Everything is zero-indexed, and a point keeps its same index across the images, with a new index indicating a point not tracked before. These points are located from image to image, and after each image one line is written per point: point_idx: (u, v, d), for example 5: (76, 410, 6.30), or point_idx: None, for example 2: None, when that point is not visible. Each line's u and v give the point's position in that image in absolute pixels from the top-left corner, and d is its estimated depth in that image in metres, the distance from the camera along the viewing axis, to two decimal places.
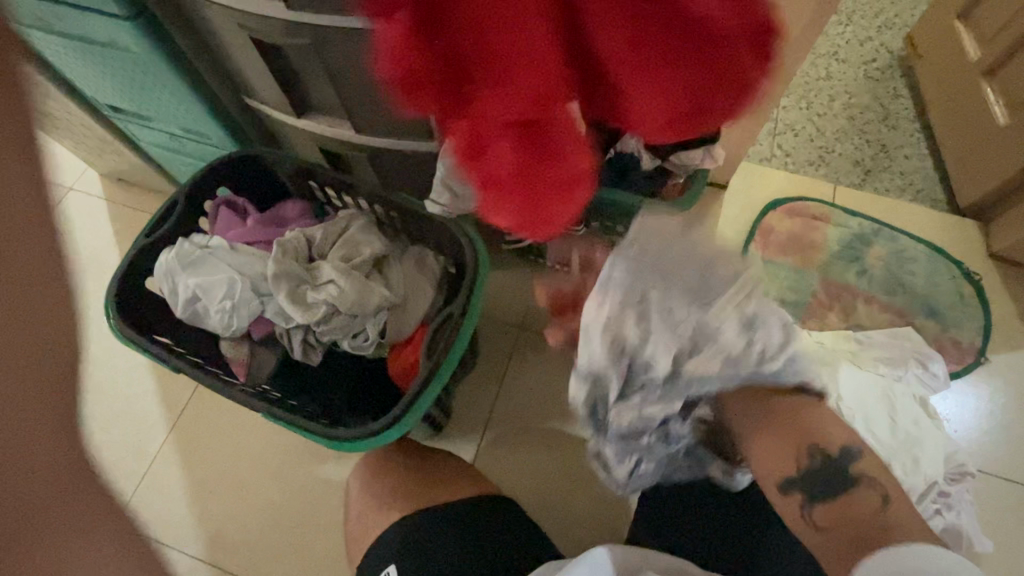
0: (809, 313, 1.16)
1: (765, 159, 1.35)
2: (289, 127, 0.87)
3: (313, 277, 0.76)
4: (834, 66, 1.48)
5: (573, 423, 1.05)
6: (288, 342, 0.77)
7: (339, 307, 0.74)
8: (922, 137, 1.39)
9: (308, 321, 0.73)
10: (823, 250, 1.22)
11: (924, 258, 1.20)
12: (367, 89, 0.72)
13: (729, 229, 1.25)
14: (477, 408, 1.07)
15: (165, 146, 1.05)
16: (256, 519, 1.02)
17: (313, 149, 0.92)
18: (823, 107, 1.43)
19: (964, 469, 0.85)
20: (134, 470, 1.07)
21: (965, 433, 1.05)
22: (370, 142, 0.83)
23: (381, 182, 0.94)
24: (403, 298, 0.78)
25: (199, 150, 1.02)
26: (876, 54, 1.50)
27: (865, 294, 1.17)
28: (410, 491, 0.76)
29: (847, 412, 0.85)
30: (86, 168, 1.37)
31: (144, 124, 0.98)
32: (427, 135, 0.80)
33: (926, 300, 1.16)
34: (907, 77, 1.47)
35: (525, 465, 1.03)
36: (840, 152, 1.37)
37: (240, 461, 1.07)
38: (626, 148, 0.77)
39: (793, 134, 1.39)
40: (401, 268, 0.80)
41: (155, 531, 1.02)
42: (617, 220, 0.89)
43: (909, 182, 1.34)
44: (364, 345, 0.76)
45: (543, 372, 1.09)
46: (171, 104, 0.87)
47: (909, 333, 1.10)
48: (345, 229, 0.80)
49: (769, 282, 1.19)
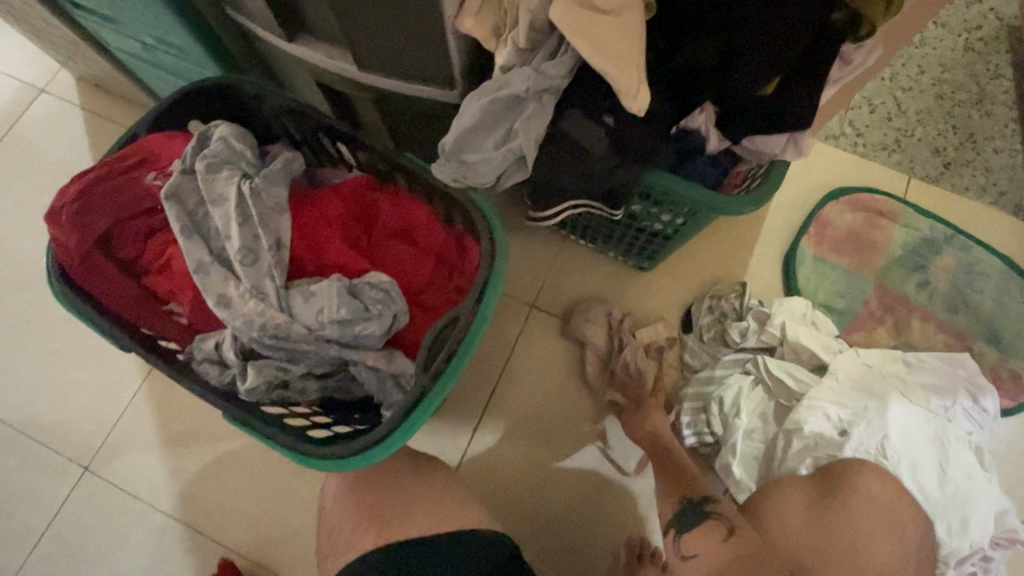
0: (856, 324, 1.03)
1: (831, 138, 1.16)
2: (279, 50, 0.71)
3: (305, 290, 0.56)
4: (931, 31, 1.24)
5: (578, 419, 0.95)
6: (294, 339, 0.56)
7: (321, 331, 0.56)
8: (1017, 128, 1.19)
9: (286, 340, 0.56)
10: (884, 253, 1.07)
11: (996, 275, 1.05)
12: (377, 16, 0.56)
13: (779, 217, 1.09)
14: (475, 389, 0.97)
15: (137, 56, 0.89)
16: (231, 484, 0.96)
17: (307, 79, 0.76)
18: (909, 81, 1.21)
19: (1015, 534, 0.76)
20: (105, 416, 1.00)
21: (1006, 477, 0.95)
22: (374, 83, 0.67)
23: (387, 131, 0.79)
24: (415, 292, 0.64)
25: (175, 65, 0.86)
26: (983, 19, 1.25)
27: (922, 310, 1.04)
28: (393, 515, 0.65)
29: (890, 455, 0.76)
30: (58, 67, 1.21)
31: (110, 27, 0.82)
32: (447, 83, 0.64)
33: (989, 324, 1.03)
34: (1015, 52, 1.23)
35: (519, 459, 0.94)
36: (920, 137, 1.17)
37: (219, 418, 1.00)
38: (693, 125, 0.63)
39: (869, 110, 1.19)
40: (372, 293, 0.58)
41: (126, 481, 0.97)
42: (665, 209, 0.75)
43: (994, 182, 1.15)
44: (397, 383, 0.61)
45: (553, 360, 0.98)
46: (138, 7, 0.70)
47: (964, 359, 0.95)
48: (353, 193, 0.64)
49: (817, 283, 1.05)
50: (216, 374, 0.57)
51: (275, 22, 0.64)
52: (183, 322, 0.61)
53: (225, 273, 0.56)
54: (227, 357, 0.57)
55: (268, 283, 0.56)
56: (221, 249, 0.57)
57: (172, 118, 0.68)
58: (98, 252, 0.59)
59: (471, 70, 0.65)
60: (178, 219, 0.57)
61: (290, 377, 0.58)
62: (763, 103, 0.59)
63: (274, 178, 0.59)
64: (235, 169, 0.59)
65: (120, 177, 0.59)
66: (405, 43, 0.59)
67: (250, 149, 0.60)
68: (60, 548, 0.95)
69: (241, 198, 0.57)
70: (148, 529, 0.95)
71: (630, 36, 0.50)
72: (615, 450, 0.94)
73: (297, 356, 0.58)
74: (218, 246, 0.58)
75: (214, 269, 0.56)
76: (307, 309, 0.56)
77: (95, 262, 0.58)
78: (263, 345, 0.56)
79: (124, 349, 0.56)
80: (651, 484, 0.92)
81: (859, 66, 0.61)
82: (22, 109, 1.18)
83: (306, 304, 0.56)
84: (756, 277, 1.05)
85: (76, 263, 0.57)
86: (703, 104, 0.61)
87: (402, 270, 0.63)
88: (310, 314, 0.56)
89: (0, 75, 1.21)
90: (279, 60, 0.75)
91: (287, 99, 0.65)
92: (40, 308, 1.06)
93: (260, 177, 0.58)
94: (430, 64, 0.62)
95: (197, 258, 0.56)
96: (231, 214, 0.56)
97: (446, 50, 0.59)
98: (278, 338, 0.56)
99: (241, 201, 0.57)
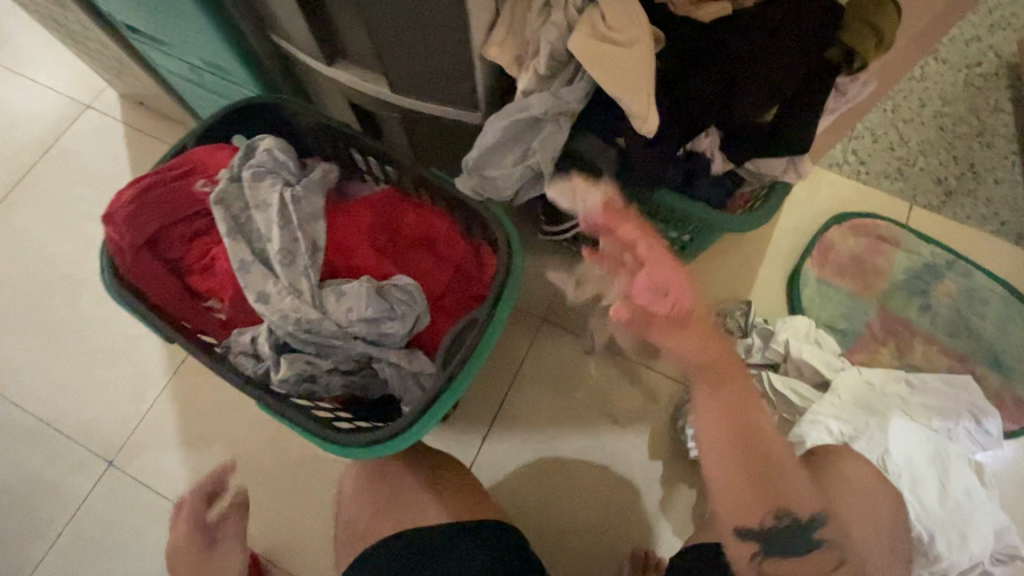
0: (860, 345, 1.06)
1: (835, 165, 1.21)
2: (317, 73, 0.77)
3: (337, 289, 0.61)
4: (931, 66, 1.29)
5: (586, 430, 0.98)
6: (324, 334, 0.61)
7: (349, 328, 0.61)
8: (1017, 161, 1.22)
9: (317, 334, 0.60)
10: (887, 277, 1.10)
11: (998, 301, 1.08)
12: (411, 44, 0.62)
13: (784, 240, 1.13)
14: (486, 398, 1.01)
15: (182, 76, 0.96)
16: (247, 483, 0.99)
17: (341, 99, 0.82)
18: (910, 113, 1.26)
19: (1015, 552, 0.77)
20: (131, 413, 1.04)
21: (1011, 501, 0.96)
22: (404, 104, 0.72)
23: (413, 149, 0.85)
24: (436, 297, 0.68)
25: (218, 85, 0.93)
26: (983, 57, 1.30)
27: (925, 333, 1.07)
28: (408, 505, 0.69)
29: (890, 468, 0.78)
30: (104, 86, 1.29)
31: (161, 49, 0.89)
32: (472, 105, 0.69)
33: (991, 348, 1.05)
34: (1015, 89, 1.28)
35: (527, 467, 0.97)
36: (922, 167, 1.21)
37: (239, 419, 1.03)
38: (699, 147, 0.66)
39: (871, 140, 1.23)
40: (396, 294, 0.62)
41: (146, 477, 1.01)
42: (672, 227, 0.79)
43: (995, 212, 1.18)
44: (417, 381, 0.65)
45: (563, 371, 1.01)
46: (191, 32, 0.77)
47: (968, 382, 0.97)
48: (382, 203, 0.70)
49: (821, 305, 1.08)
50: (250, 366, 0.62)
51: (317, 48, 0.70)
52: (220, 318, 0.66)
53: (265, 271, 0.61)
54: (262, 350, 0.61)
55: (303, 282, 0.61)
56: (261, 250, 0.63)
57: (217, 132, 0.74)
58: (147, 252, 0.64)
59: (493, 94, 0.70)
60: (223, 221, 0.62)
61: (318, 370, 0.62)
62: (764, 129, 0.63)
63: (313, 187, 0.64)
64: (278, 178, 0.64)
65: (171, 183, 0.64)
66: (435, 69, 0.65)
67: (292, 160, 0.66)
68: (80, 542, 0.98)
69: (282, 204, 0.62)
70: (165, 526, 0.98)
71: (641, 65, 0.56)
72: (621, 461, 0.96)
73: (325, 351, 0.62)
74: (259, 247, 0.63)
75: (255, 268, 0.61)
76: (338, 306, 0.61)
77: (144, 260, 0.63)
78: (296, 339, 0.60)
79: (167, 340, 0.61)
80: (656, 496, 0.94)
81: (854, 98, 0.66)
82: (68, 123, 1.26)
83: (337, 302, 0.61)
84: (761, 297, 1.08)
85: (127, 260, 0.62)
86: (709, 127, 0.65)
87: (424, 276, 0.68)
88: (340, 311, 0.60)
89: (51, 91, 1.29)
90: (316, 82, 0.82)
91: (324, 117, 0.71)
92: (74, 309, 1.12)
93: (301, 185, 0.63)
94: (457, 88, 0.67)
95: (239, 257, 0.61)
96: (273, 218, 0.62)
97: (473, 75, 0.65)
98: (310, 332, 0.60)
99: (282, 207, 0.62)
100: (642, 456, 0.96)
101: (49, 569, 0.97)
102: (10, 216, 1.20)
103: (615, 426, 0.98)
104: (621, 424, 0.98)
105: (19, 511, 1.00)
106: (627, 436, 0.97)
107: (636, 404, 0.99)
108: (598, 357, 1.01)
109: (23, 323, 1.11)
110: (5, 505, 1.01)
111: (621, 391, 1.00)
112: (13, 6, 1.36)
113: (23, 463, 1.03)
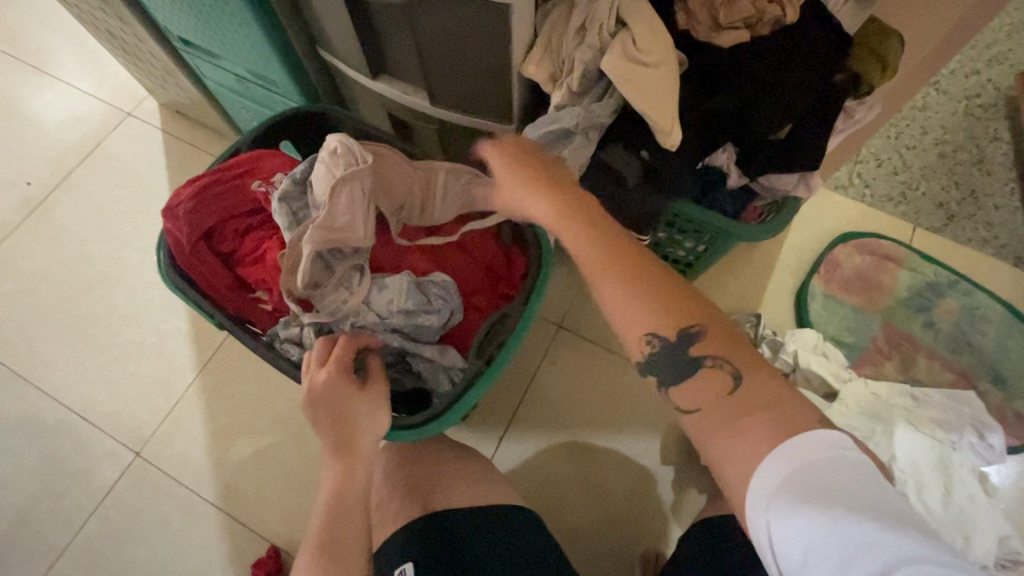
0: (864, 358, 1.10)
1: (841, 187, 1.26)
2: (360, 87, 0.84)
3: (379, 283, 0.67)
4: (932, 96, 1.36)
5: (600, 431, 1.01)
6: (365, 325, 0.66)
7: (389, 319, 0.65)
8: (1015, 187, 1.28)
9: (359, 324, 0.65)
10: (891, 294, 1.14)
11: (999, 319, 1.11)
12: (455, 61, 0.67)
13: (791, 256, 1.17)
14: (504, 399, 1.04)
15: (227, 86, 1.02)
16: (269, 476, 1.02)
17: (379, 111, 0.88)
18: (912, 140, 1.32)
19: (1020, 557, 0.82)
20: (159, 406, 1.08)
21: (1013, 513, 0.98)
22: (443, 116, 0.78)
23: (445, 158, 0.90)
24: (469, 296, 0.73)
25: (261, 95, 0.99)
26: (981, 89, 1.37)
27: (928, 348, 1.10)
28: (437, 489, 0.73)
29: (897, 474, 0.85)
30: (145, 95, 1.36)
31: (211, 61, 0.95)
32: (505, 118, 0.75)
33: (993, 365, 1.09)
34: (1011, 119, 1.34)
35: (541, 466, 1.00)
36: (924, 191, 1.26)
37: (263, 414, 1.07)
38: (716, 162, 0.73)
39: (875, 164, 1.29)
40: (433, 289, 0.67)
41: (172, 468, 1.04)
42: (688, 236, 0.84)
43: (995, 235, 1.23)
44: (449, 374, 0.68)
45: (578, 375, 1.05)
46: (245, 45, 0.83)
47: (970, 398, 0.98)
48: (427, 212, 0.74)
49: (827, 319, 1.13)
50: (295, 353, 0.66)
51: (365, 63, 0.76)
52: (266, 308, 0.70)
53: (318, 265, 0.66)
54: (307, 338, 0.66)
55: (350, 277, 0.66)
56: None
57: (268, 137, 0.79)
58: (203, 245, 0.69)
59: (525, 109, 0.76)
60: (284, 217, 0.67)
61: None
62: (777, 146, 0.68)
63: None
64: None
65: (230, 183, 0.70)
66: (475, 84, 0.70)
67: None
68: (106, 529, 1.01)
69: None
70: (189, 516, 1.01)
71: (667, 84, 0.61)
72: (634, 462, 0.99)
73: None
74: None
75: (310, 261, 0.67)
76: (380, 298, 0.66)
77: (200, 252, 0.68)
78: (341, 328, 0.65)
79: (220, 326, 0.65)
80: (668, 496, 0.97)
81: (860, 119, 0.71)
82: (109, 130, 1.33)
83: (378, 295, 0.66)
84: (769, 310, 1.13)
85: (186, 251, 0.67)
86: (725, 144, 0.71)
87: (461, 275, 0.73)
88: (382, 303, 0.65)
89: (93, 99, 1.36)
90: (356, 95, 0.88)
91: (368, 127, 0.76)
92: (109, 304, 1.17)
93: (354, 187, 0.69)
94: (492, 102, 0.73)
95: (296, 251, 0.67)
96: None
97: (510, 90, 0.70)
98: (353, 321, 0.65)
99: None
100: (654, 458, 0.99)
101: (75, 555, 1.00)
102: (51, 215, 1.25)
103: (627, 429, 1.01)
104: (634, 426, 1.01)
105: (48, 498, 1.03)
106: (639, 438, 1.00)
107: (648, 408, 1.02)
108: (611, 362, 1.05)
109: (59, 318, 1.16)
110: (34, 493, 1.04)
111: (634, 395, 1.03)
112: (63, 20, 1.45)
113: (54, 451, 1.06)
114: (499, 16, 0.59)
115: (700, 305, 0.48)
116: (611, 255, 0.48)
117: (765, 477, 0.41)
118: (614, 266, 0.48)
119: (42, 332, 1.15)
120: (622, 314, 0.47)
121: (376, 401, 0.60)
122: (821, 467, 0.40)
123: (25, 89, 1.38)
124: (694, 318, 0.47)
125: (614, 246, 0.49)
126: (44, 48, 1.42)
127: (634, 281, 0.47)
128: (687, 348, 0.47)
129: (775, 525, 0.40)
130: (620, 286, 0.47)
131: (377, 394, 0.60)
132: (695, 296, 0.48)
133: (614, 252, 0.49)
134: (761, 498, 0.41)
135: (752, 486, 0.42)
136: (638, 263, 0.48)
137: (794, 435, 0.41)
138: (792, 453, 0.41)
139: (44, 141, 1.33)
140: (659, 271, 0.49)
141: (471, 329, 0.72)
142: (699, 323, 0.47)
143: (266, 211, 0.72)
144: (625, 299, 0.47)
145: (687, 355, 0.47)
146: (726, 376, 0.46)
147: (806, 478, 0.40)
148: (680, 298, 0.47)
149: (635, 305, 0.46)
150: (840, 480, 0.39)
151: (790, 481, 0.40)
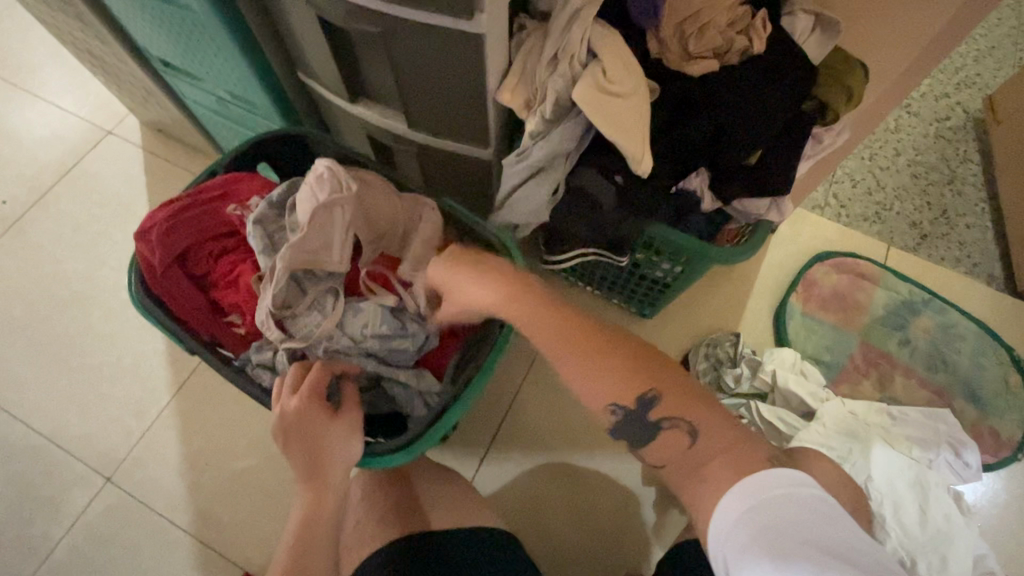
0: (843, 376, 1.11)
1: (817, 207, 1.28)
2: (340, 109, 0.84)
3: (353, 305, 0.66)
4: (904, 119, 1.40)
5: (582, 451, 1.01)
6: (339, 348, 0.65)
7: (364, 342, 0.65)
8: (985, 207, 1.31)
9: (333, 347, 0.65)
10: (867, 312, 1.16)
11: (972, 337, 1.13)
12: (432, 87, 0.68)
13: (770, 275, 1.19)
14: (485, 420, 1.03)
15: (209, 107, 1.02)
16: (245, 500, 1.00)
17: (359, 133, 0.88)
18: (885, 161, 1.35)
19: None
20: (132, 429, 1.06)
21: (990, 531, 0.99)
22: (421, 139, 0.79)
23: (424, 178, 0.91)
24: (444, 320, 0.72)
25: (242, 116, 0.99)
26: (951, 112, 1.41)
27: (904, 366, 1.12)
28: (411, 515, 0.72)
29: (875, 493, 0.85)
30: (127, 113, 1.36)
31: (192, 82, 0.95)
32: (483, 142, 0.76)
33: (967, 383, 1.10)
34: (981, 142, 1.38)
35: (522, 487, 0.99)
36: (898, 211, 1.29)
37: (240, 437, 1.05)
38: (690, 186, 0.73)
39: (851, 185, 1.32)
40: (409, 311, 0.67)
41: (145, 494, 1.01)
42: (664, 258, 0.85)
43: (967, 254, 1.25)
44: (424, 397, 0.68)
45: (560, 396, 1.05)
46: (225, 67, 0.84)
47: (945, 414, 0.99)
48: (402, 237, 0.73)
49: (805, 337, 1.14)
50: (268, 377, 0.65)
51: (343, 86, 0.76)
52: (239, 332, 0.70)
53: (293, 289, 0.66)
54: (279, 363, 0.64)
55: (325, 299, 0.66)
56: None
57: (245, 158, 0.79)
58: (176, 267, 0.68)
59: (503, 133, 0.77)
60: (258, 238, 0.66)
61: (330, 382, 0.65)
62: (748, 172, 0.70)
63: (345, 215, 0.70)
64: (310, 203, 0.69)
65: (206, 206, 0.69)
66: (453, 109, 0.71)
67: None
68: (75, 557, 0.98)
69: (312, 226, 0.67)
70: (162, 543, 0.98)
71: (637, 113, 0.62)
72: (615, 483, 0.99)
73: None
74: None
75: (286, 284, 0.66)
76: (354, 321, 0.65)
77: (173, 275, 0.67)
78: (314, 352, 0.65)
79: (191, 351, 0.64)
80: (649, 517, 0.97)
81: (829, 145, 0.73)
82: (90, 147, 1.32)
83: (352, 317, 0.66)
84: (749, 329, 1.14)
85: (157, 274, 0.66)
86: (699, 168, 0.72)
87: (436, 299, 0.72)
88: (355, 325, 0.65)
89: (73, 117, 1.35)
90: (337, 117, 0.88)
91: (346, 149, 0.77)
92: (84, 324, 1.14)
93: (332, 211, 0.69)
94: (470, 127, 0.74)
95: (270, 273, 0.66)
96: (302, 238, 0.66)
97: (487, 115, 0.71)
98: (328, 345, 0.65)
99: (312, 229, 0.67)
100: (635, 478, 0.99)
101: None
102: (26, 233, 1.23)
103: (609, 449, 1.01)
104: (616, 447, 1.01)
105: (14, 525, 1.00)
106: (621, 458, 1.00)
107: None
108: None
109: (31, 338, 1.14)
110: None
111: None
112: (45, 38, 1.44)
113: (21, 477, 1.03)
114: (473, 45, 0.60)
115: (656, 371, 0.50)
116: (562, 333, 0.51)
117: (720, 520, 0.43)
118: (569, 346, 0.51)
119: (13, 353, 1.12)
120: (593, 383, 0.50)
121: (349, 427, 0.59)
122: (778, 504, 0.41)
123: (4, 105, 1.37)
124: (650, 385, 0.49)
125: (566, 327, 0.52)
126: (25, 65, 1.41)
127: (593, 356, 0.50)
128: (646, 413, 0.49)
129: (734, 557, 0.41)
130: (582, 359, 0.50)
131: (350, 420, 0.59)
132: (658, 364, 0.50)
133: (567, 328, 0.52)
134: (720, 541, 0.43)
135: (714, 525, 0.43)
136: (591, 340, 0.51)
137: (744, 478, 0.44)
138: (746, 494, 0.43)
139: (22, 158, 1.31)
140: (611, 345, 0.51)
141: (446, 353, 0.72)
142: (654, 389, 0.49)
143: (242, 234, 0.72)
144: (588, 376, 0.50)
145: (647, 419, 0.49)
146: (684, 435, 0.48)
147: (757, 516, 0.41)
148: (637, 366, 0.50)
149: (600, 375, 0.50)
150: (794, 516, 0.40)
151: (742, 521, 0.42)
